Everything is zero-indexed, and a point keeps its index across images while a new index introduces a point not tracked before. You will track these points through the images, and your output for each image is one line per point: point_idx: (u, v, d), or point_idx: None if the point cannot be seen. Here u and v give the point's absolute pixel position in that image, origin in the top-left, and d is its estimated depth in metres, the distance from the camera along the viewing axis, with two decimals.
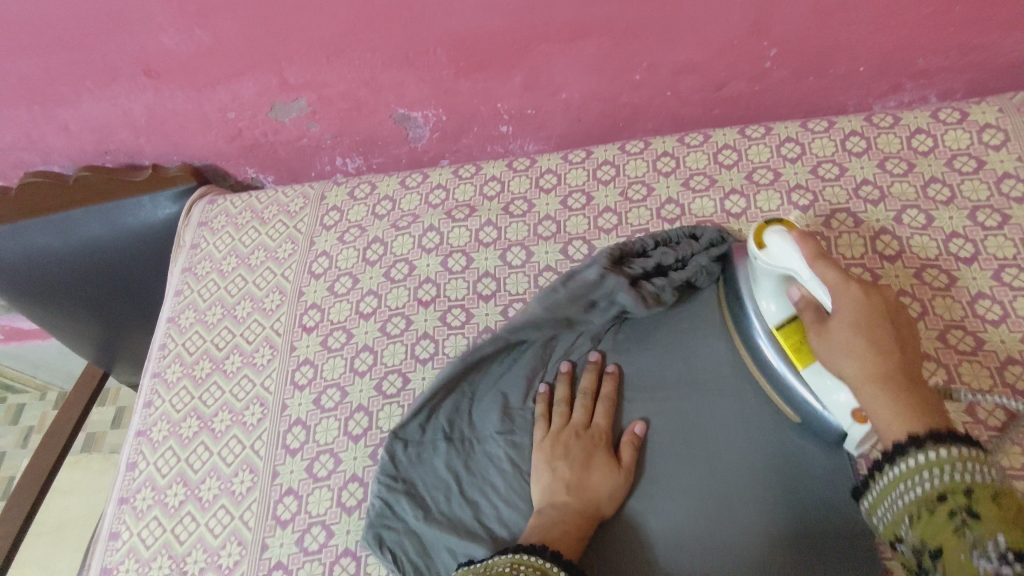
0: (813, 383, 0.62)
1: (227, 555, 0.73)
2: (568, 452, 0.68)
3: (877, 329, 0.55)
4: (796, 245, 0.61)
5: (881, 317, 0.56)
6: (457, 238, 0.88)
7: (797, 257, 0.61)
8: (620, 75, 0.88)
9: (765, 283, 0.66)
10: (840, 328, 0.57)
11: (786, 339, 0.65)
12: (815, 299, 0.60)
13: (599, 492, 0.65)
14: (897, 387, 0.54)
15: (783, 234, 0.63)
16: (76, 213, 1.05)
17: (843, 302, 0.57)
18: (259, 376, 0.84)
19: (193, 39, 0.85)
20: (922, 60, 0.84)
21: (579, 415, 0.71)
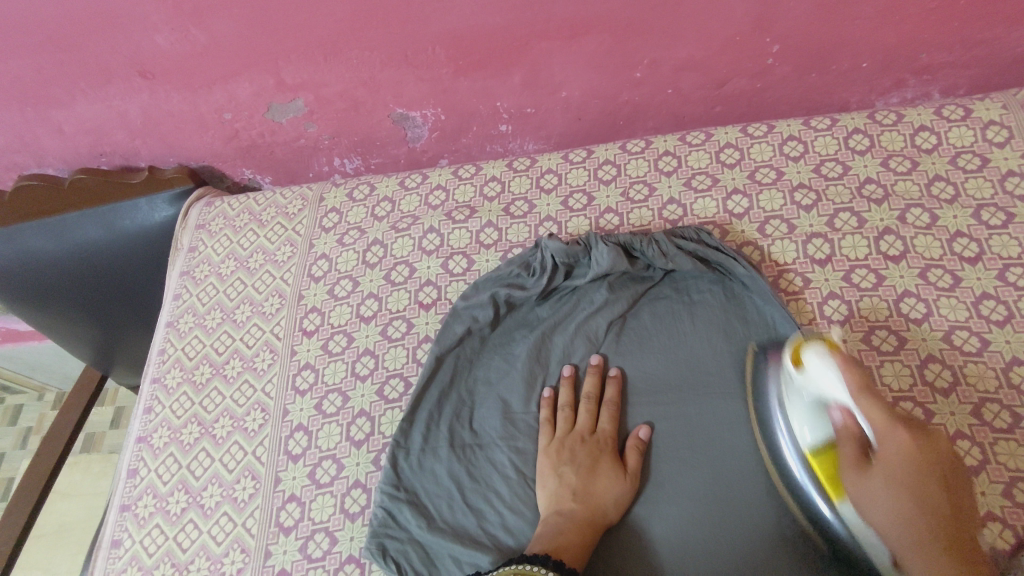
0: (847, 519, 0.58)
1: (230, 563, 0.73)
2: (573, 458, 0.68)
3: (911, 476, 0.53)
4: (837, 367, 0.57)
5: (925, 475, 0.53)
6: (457, 240, 0.87)
7: (839, 386, 0.57)
8: (621, 72, 0.87)
9: (800, 406, 0.62)
10: (888, 499, 0.53)
11: (819, 465, 0.60)
12: (856, 431, 0.56)
13: (604, 499, 0.65)
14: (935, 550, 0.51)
15: (821, 353, 0.59)
16: (71, 217, 1.04)
17: (888, 445, 0.53)
18: (260, 381, 0.83)
19: (188, 40, 0.84)
20: (925, 56, 0.83)
21: (583, 421, 0.71)
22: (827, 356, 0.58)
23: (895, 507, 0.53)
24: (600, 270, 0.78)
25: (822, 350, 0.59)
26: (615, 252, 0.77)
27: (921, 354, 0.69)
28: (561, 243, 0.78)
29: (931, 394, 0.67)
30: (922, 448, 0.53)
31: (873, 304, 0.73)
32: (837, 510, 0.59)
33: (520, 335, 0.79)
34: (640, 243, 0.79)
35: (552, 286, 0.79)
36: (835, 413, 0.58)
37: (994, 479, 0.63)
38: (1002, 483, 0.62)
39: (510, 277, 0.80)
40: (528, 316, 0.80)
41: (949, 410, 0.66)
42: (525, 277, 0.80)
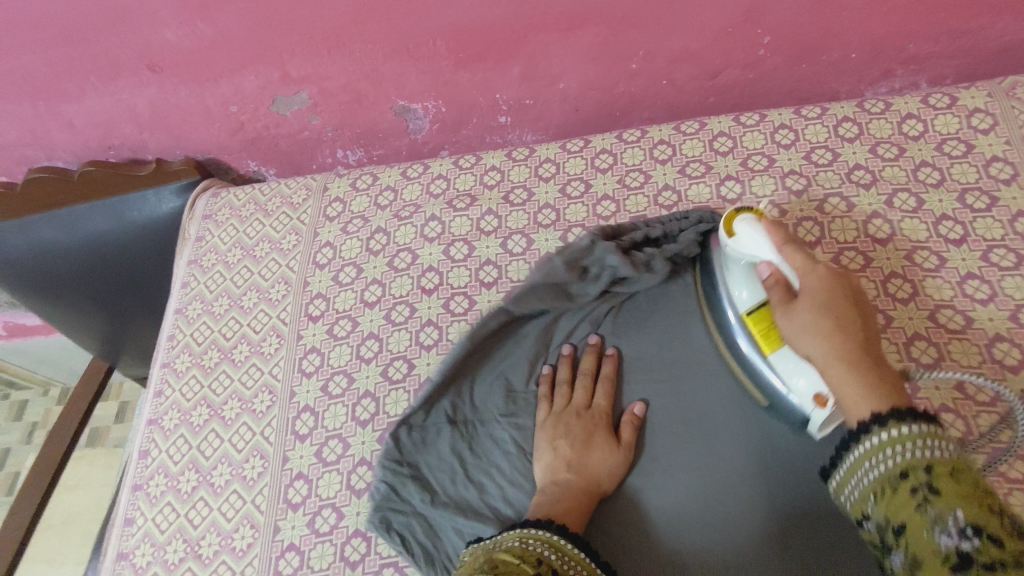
0: (779, 366, 0.65)
1: (240, 538, 0.75)
2: (570, 433, 0.71)
3: (834, 304, 0.58)
4: (765, 230, 0.65)
5: (842, 299, 0.59)
6: (458, 227, 0.89)
7: (767, 245, 0.65)
8: (617, 64, 0.90)
9: (736, 273, 0.69)
10: (810, 310, 0.58)
11: (753, 326, 0.67)
12: (782, 279, 0.63)
13: (599, 471, 0.68)
14: (857, 366, 0.55)
15: (752, 221, 0.67)
16: (81, 209, 1.06)
17: (810, 279, 0.60)
18: (267, 364, 0.85)
19: (196, 33, 0.86)
20: (912, 46, 0.86)
21: (580, 398, 0.73)
22: (757, 223, 0.66)
23: (822, 326, 0.57)
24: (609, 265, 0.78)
25: (754, 220, 0.67)
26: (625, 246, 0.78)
27: (908, 332, 0.72)
28: (569, 245, 0.78)
29: (917, 370, 0.70)
30: (836, 278, 0.60)
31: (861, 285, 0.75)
32: (769, 360, 0.66)
33: None
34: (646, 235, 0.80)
35: None
36: (763, 269, 0.64)
37: (976, 450, 0.65)
38: (984, 452, 0.65)
39: (525, 282, 0.80)
40: None
41: (934, 385, 0.69)
42: (538, 280, 0.80)
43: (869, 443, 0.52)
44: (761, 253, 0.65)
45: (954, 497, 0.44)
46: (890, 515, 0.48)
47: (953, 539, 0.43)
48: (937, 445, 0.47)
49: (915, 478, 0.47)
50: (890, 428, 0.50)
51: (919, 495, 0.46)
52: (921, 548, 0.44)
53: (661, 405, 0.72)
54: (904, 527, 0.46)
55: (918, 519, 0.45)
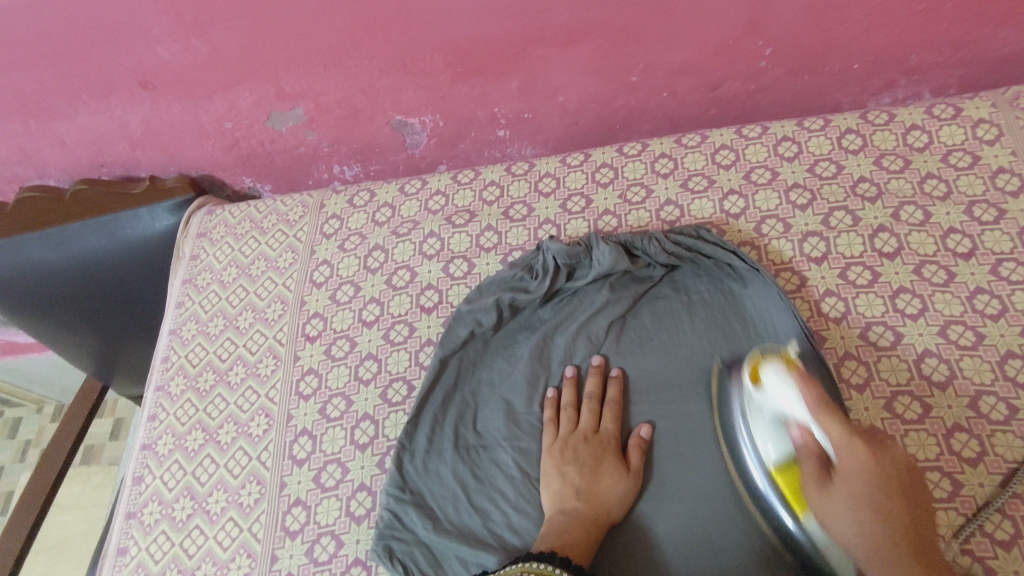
0: (809, 531, 0.59)
1: (237, 567, 0.73)
2: (578, 457, 0.69)
3: (875, 493, 0.54)
4: (795, 386, 0.59)
5: (886, 489, 0.54)
6: (457, 243, 0.88)
7: (797, 400, 0.58)
8: (616, 77, 0.88)
9: (761, 426, 0.63)
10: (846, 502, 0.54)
11: (783, 481, 0.61)
12: (818, 451, 0.57)
13: (605, 497, 0.66)
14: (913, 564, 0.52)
15: (780, 371, 0.61)
16: (73, 228, 1.05)
17: (851, 462, 0.55)
18: (263, 387, 0.84)
19: (189, 50, 0.85)
20: (914, 57, 0.85)
21: (587, 424, 0.71)
22: (785, 374, 0.60)
23: (866, 526, 0.53)
24: (602, 269, 0.79)
25: (780, 370, 0.61)
26: (617, 250, 0.78)
27: (918, 349, 0.70)
28: (561, 245, 0.80)
29: (929, 387, 0.68)
30: (877, 459, 0.55)
31: (869, 300, 0.74)
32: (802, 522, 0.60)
33: (522, 337, 0.79)
34: (642, 241, 0.80)
35: (556, 289, 0.80)
36: (796, 432, 0.58)
37: (992, 471, 0.64)
38: (1001, 474, 0.63)
39: (513, 281, 0.81)
40: (532, 316, 0.81)
41: (947, 403, 0.67)
42: (527, 280, 0.80)
43: None
44: (789, 408, 0.59)
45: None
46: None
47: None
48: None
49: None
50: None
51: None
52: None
53: (666, 427, 0.71)
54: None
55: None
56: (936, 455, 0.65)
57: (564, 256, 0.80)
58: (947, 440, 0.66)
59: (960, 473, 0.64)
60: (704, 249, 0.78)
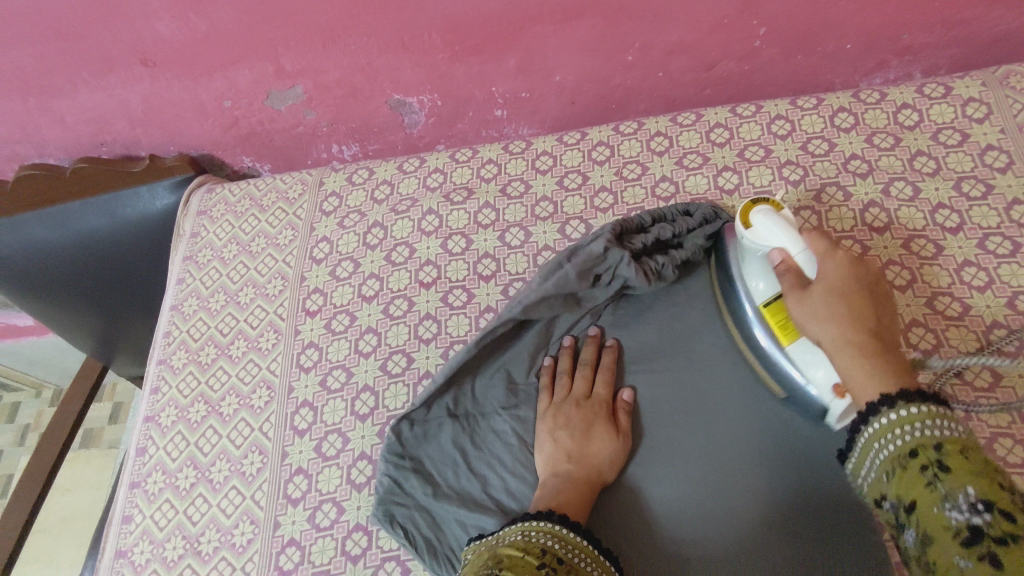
0: (797, 358, 0.64)
1: (240, 534, 0.74)
2: (572, 420, 0.70)
3: (854, 290, 0.58)
4: (784, 223, 0.64)
5: (861, 294, 0.58)
6: (456, 220, 0.89)
7: (786, 234, 0.63)
8: (613, 56, 0.89)
9: (755, 264, 0.68)
10: (824, 296, 0.58)
11: (772, 317, 0.66)
12: (799, 268, 0.61)
13: (597, 459, 0.68)
14: (868, 351, 0.55)
15: (771, 213, 0.65)
16: (74, 207, 1.06)
17: (830, 263, 0.60)
18: (265, 360, 0.85)
19: (189, 27, 0.85)
20: (906, 37, 0.86)
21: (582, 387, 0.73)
22: (776, 214, 0.65)
23: (843, 303, 0.57)
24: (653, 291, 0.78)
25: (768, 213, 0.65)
26: (672, 276, 0.77)
27: (906, 319, 0.72)
28: (630, 263, 0.76)
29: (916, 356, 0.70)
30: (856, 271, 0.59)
31: None
32: (788, 352, 0.65)
33: (523, 311, 0.81)
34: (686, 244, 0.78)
35: None
36: (778, 256, 0.63)
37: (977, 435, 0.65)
38: (984, 439, 0.65)
39: (571, 288, 0.76)
40: None
41: None
42: (584, 288, 0.77)
43: (878, 425, 0.51)
44: (783, 244, 0.63)
45: (964, 473, 0.44)
46: (899, 494, 0.48)
47: (966, 515, 0.43)
48: (948, 425, 0.47)
49: (925, 457, 0.47)
50: (898, 408, 0.50)
51: (930, 471, 0.46)
52: (931, 523, 0.44)
53: (657, 395, 0.72)
54: (914, 504, 0.46)
55: (931, 493, 0.45)
56: None
57: (632, 278, 0.76)
58: None
59: None
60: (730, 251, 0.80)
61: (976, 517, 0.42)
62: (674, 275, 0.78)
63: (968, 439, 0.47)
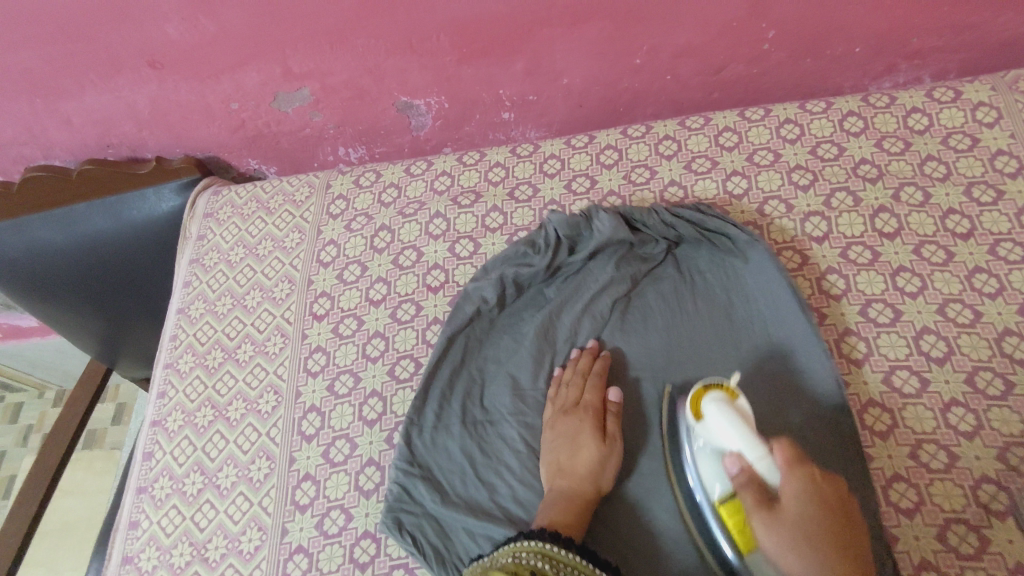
0: (757, 569, 0.59)
1: (248, 540, 0.74)
2: (566, 431, 0.71)
3: (824, 519, 0.55)
4: (736, 418, 0.61)
5: (833, 514, 0.55)
6: (463, 224, 0.89)
7: (741, 433, 0.60)
8: (621, 59, 0.89)
9: (708, 458, 0.63)
10: (795, 547, 0.53)
11: (728, 516, 0.61)
12: (762, 484, 0.57)
13: (586, 465, 0.67)
14: (848, 572, 0.53)
15: (721, 404, 0.62)
16: (80, 208, 1.06)
17: (795, 484, 0.56)
18: (272, 364, 0.85)
19: (197, 29, 0.85)
20: (916, 41, 0.86)
21: (574, 392, 0.73)
22: (726, 406, 0.62)
23: (817, 535, 0.54)
24: (604, 238, 0.80)
25: (729, 412, 0.61)
26: (615, 218, 0.80)
27: (917, 326, 0.72)
28: (563, 216, 0.81)
29: (927, 363, 0.70)
30: (823, 498, 0.56)
31: (869, 279, 0.75)
32: (748, 561, 0.60)
33: (529, 315, 0.81)
34: (640, 213, 0.82)
35: (559, 262, 0.81)
36: (733, 462, 0.59)
37: (988, 444, 0.65)
38: (996, 447, 0.65)
39: (516, 255, 0.82)
40: (537, 292, 0.82)
41: (944, 378, 0.69)
42: (531, 253, 0.81)
43: None
44: (734, 444, 0.60)
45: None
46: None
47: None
48: None
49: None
50: None
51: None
52: None
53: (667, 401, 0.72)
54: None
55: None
56: (932, 428, 0.67)
57: (562, 224, 0.81)
58: (944, 415, 0.67)
59: (957, 445, 0.66)
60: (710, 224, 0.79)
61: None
62: (620, 222, 0.80)
63: None
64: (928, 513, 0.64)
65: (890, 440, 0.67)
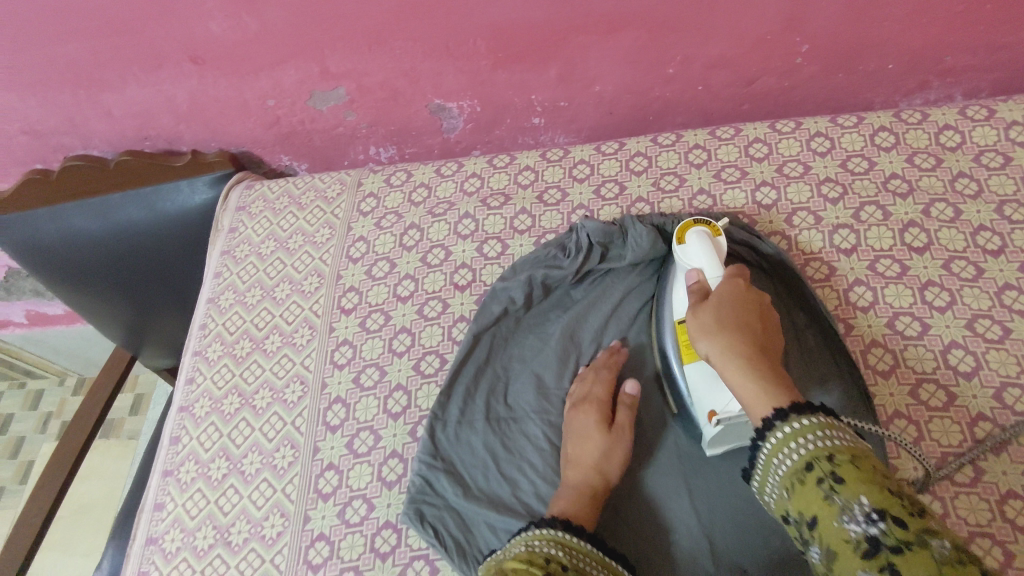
0: (693, 375, 0.68)
1: (270, 526, 0.75)
2: (574, 429, 0.71)
3: (748, 310, 0.64)
4: (709, 245, 0.71)
5: (755, 308, 0.64)
6: (492, 225, 0.90)
7: (706, 253, 0.70)
8: (654, 68, 0.90)
9: (678, 277, 0.73)
10: (718, 315, 0.63)
11: (679, 332, 0.70)
12: (706, 288, 0.68)
13: (595, 459, 0.68)
14: (754, 348, 0.60)
15: (700, 232, 0.72)
16: (116, 198, 1.09)
17: (731, 285, 0.66)
18: (299, 355, 0.86)
19: (241, 26, 0.87)
20: (949, 59, 0.86)
21: (581, 392, 0.74)
22: (707, 235, 0.71)
23: (737, 314, 0.63)
24: (637, 252, 0.80)
25: (705, 232, 0.71)
26: (654, 234, 0.79)
27: (945, 340, 0.72)
28: (598, 224, 0.81)
29: (954, 377, 0.70)
30: (754, 299, 0.65)
31: (897, 292, 0.75)
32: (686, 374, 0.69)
33: (555, 316, 0.81)
34: (676, 226, 0.82)
35: (588, 267, 0.81)
36: (692, 274, 0.70)
37: (1016, 460, 0.65)
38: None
39: (547, 258, 0.82)
40: (563, 293, 0.82)
41: (972, 393, 0.69)
42: (561, 258, 0.82)
43: (779, 436, 0.53)
44: (699, 260, 0.70)
45: (859, 482, 0.47)
46: (801, 509, 0.50)
47: (862, 526, 0.46)
48: (832, 436, 0.51)
49: (821, 468, 0.49)
50: (793, 423, 0.52)
51: (826, 485, 0.49)
52: (835, 540, 0.47)
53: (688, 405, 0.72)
54: (816, 520, 0.48)
55: (827, 506, 0.48)
56: (959, 442, 0.67)
57: (596, 233, 0.81)
58: (971, 428, 0.67)
59: (984, 460, 0.65)
60: (739, 237, 0.80)
61: (873, 526, 0.45)
62: (656, 237, 0.80)
63: (844, 446, 0.50)
64: (951, 525, 0.63)
65: (916, 452, 0.67)
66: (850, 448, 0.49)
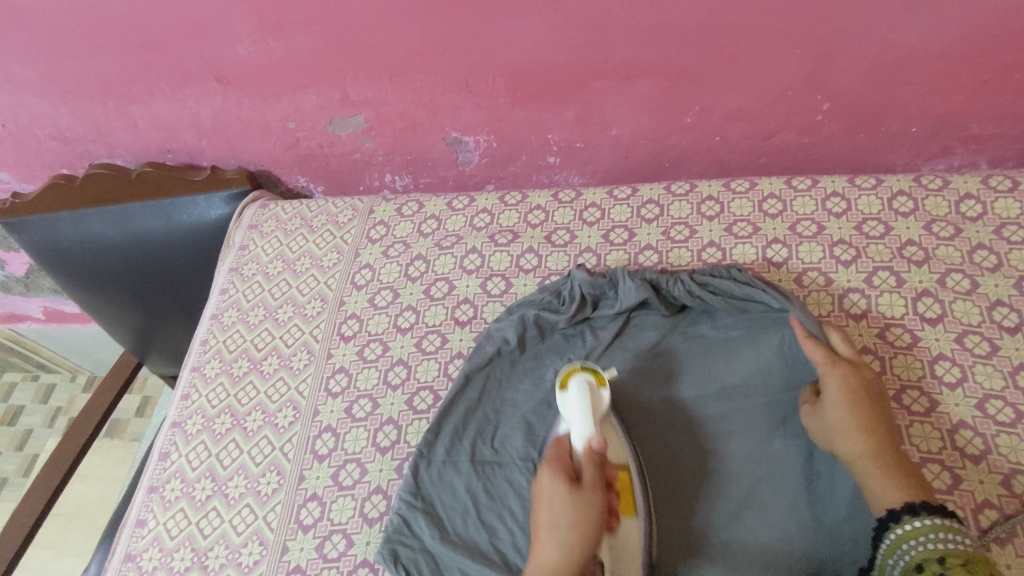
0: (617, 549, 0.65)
1: (248, 554, 0.74)
2: (547, 516, 0.63)
3: (856, 396, 0.67)
4: (582, 405, 0.69)
5: (867, 398, 0.67)
6: (498, 262, 0.89)
7: (578, 418, 0.68)
8: (672, 116, 0.90)
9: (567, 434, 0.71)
10: (835, 409, 0.66)
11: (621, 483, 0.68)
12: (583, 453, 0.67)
13: (555, 565, 0.60)
14: (869, 431, 0.65)
15: (577, 395, 0.70)
16: (134, 207, 1.11)
17: (832, 376, 0.68)
18: (294, 380, 0.86)
19: (266, 51, 0.89)
20: (974, 126, 0.85)
21: (558, 482, 0.64)
22: (579, 393, 0.70)
23: (853, 407, 0.66)
24: (627, 305, 0.79)
25: (586, 381, 0.71)
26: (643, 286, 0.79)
27: (953, 419, 0.69)
28: (587, 274, 0.81)
29: (960, 459, 0.67)
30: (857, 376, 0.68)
31: (907, 363, 0.73)
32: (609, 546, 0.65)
33: (550, 362, 0.80)
34: (667, 281, 0.80)
35: (582, 316, 0.81)
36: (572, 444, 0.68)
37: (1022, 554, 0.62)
38: None
39: (541, 303, 0.82)
40: (560, 340, 0.81)
41: (978, 477, 0.66)
42: (555, 304, 0.82)
43: (892, 537, 0.60)
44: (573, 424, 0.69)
45: None
46: None
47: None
48: (949, 538, 0.57)
49: (930, 569, 0.56)
50: (907, 526, 0.59)
51: None
52: None
53: (676, 455, 0.72)
54: None
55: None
56: None
57: (587, 285, 0.81)
58: (974, 515, 0.64)
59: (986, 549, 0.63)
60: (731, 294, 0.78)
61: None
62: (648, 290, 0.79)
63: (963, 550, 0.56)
64: None
65: None
66: (964, 553, 0.56)
